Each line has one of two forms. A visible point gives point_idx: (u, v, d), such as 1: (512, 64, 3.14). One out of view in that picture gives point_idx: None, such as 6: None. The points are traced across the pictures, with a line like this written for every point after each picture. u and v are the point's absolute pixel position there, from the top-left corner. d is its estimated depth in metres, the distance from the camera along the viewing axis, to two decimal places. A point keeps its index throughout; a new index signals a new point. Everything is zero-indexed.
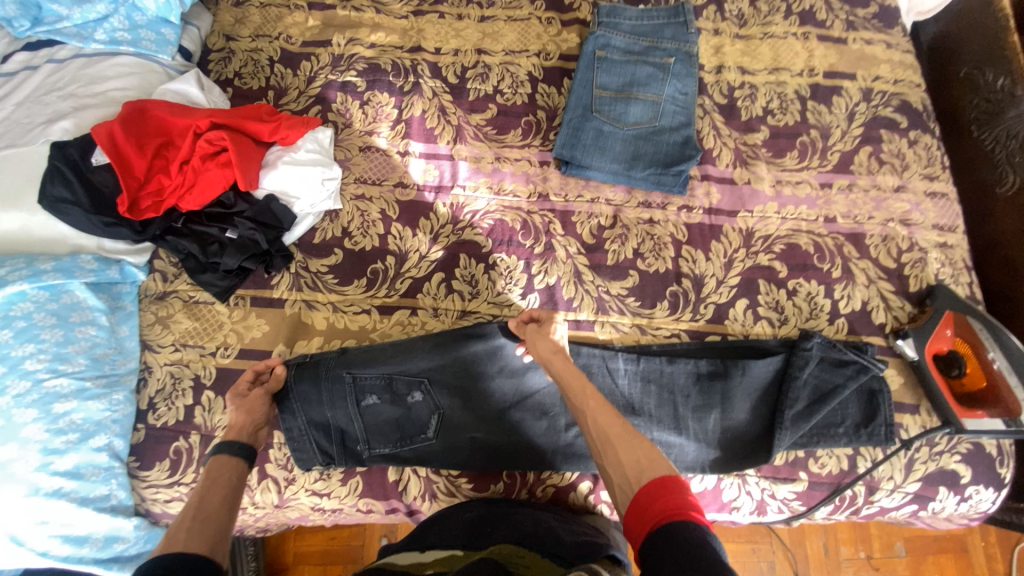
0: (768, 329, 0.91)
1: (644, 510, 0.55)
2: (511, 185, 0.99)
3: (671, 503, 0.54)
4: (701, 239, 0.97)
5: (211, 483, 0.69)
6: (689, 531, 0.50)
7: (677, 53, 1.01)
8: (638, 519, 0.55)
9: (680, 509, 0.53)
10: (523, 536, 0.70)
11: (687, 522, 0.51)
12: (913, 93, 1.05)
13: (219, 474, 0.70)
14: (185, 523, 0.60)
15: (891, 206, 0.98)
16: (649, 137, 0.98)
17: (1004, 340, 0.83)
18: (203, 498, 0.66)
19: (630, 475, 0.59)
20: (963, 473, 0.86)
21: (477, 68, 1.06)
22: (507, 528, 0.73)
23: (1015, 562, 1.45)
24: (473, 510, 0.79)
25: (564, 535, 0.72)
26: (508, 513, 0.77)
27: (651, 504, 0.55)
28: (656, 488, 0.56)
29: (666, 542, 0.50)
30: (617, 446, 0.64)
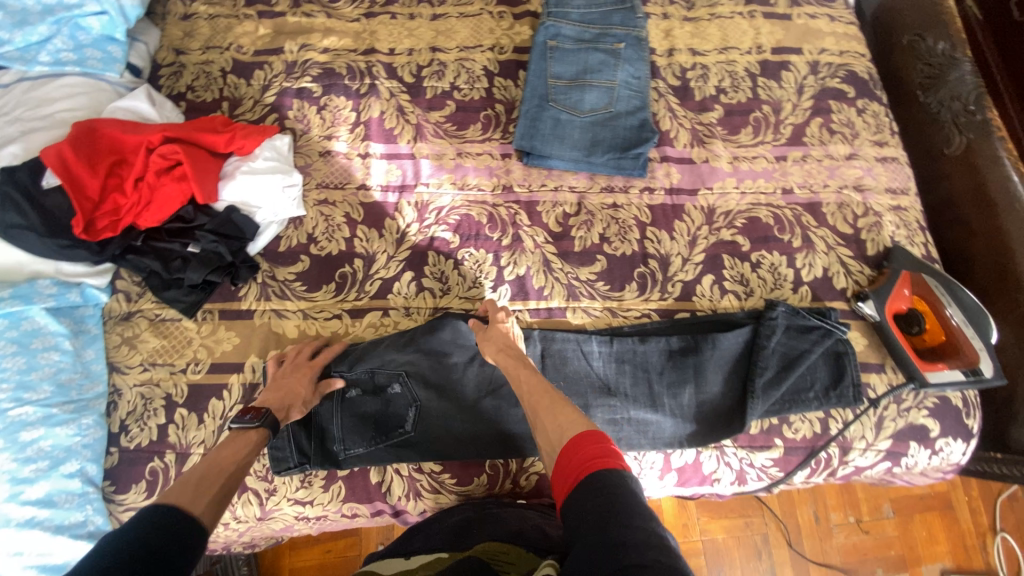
0: (735, 302, 0.93)
1: (567, 467, 0.59)
2: (475, 180, 0.99)
3: (591, 454, 0.59)
4: (664, 219, 0.98)
5: (237, 451, 0.70)
6: (608, 479, 0.55)
7: (627, 38, 1.02)
8: (563, 476, 0.60)
9: (596, 461, 0.58)
10: (510, 532, 0.71)
11: (606, 469, 0.57)
12: (858, 64, 1.08)
13: (244, 445, 0.71)
14: (197, 485, 0.62)
15: (844, 173, 1.00)
16: (606, 123, 0.99)
17: (959, 295, 0.86)
18: (224, 464, 0.67)
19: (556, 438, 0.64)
20: (932, 427, 0.89)
21: (433, 66, 1.06)
22: (492, 526, 0.74)
23: (999, 513, 1.51)
24: (459, 513, 0.79)
25: (551, 530, 0.73)
26: (493, 512, 0.77)
27: (572, 460, 0.59)
28: (576, 443, 0.61)
29: (588, 495, 0.55)
30: (545, 418, 0.68)
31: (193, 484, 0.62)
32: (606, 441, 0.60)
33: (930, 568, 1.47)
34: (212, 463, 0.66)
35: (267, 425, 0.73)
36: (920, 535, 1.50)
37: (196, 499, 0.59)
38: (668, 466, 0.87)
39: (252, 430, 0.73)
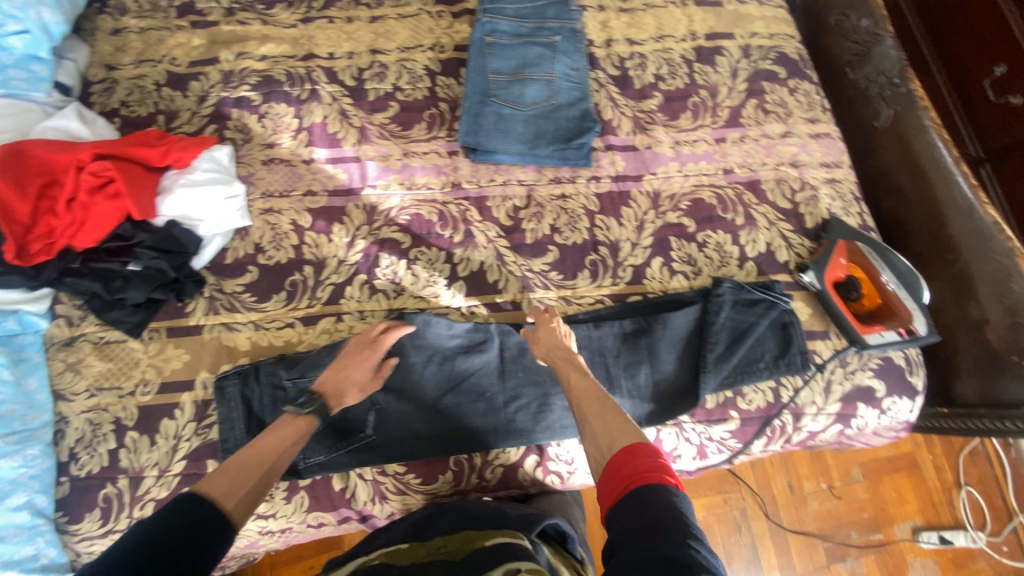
0: (685, 282, 0.96)
1: (614, 474, 0.59)
2: (423, 179, 0.99)
3: (641, 466, 0.58)
4: (612, 206, 1.00)
5: (278, 440, 0.68)
6: (658, 495, 0.55)
7: (563, 31, 1.04)
8: (609, 483, 0.60)
9: (647, 474, 0.57)
10: (470, 518, 0.75)
11: (657, 483, 0.56)
12: (788, 45, 1.12)
13: (289, 434, 0.69)
14: (237, 471, 0.61)
15: (780, 151, 1.04)
16: (548, 115, 1.00)
17: (891, 260, 0.90)
18: (264, 452, 0.66)
19: (605, 444, 0.64)
20: (878, 387, 0.92)
21: (374, 68, 1.06)
22: (451, 517, 0.76)
23: (960, 468, 1.62)
24: (422, 511, 0.79)
25: (510, 512, 0.77)
26: (452, 506, 0.80)
27: (620, 470, 0.59)
28: (626, 453, 0.60)
29: (637, 508, 0.54)
30: (593, 423, 0.68)
31: (230, 472, 0.61)
32: (658, 456, 0.60)
33: (901, 526, 1.56)
34: (253, 450, 0.65)
35: (315, 412, 0.73)
36: (889, 495, 1.58)
37: (230, 490, 0.58)
38: None
39: (301, 419, 0.72)
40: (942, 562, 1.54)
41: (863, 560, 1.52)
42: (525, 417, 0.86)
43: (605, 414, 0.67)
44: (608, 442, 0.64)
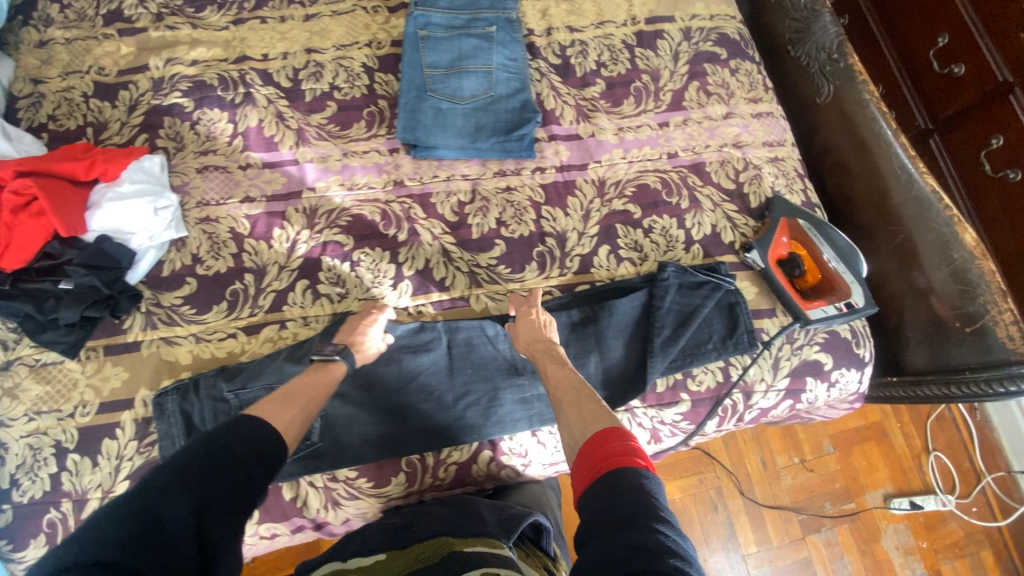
0: (631, 269, 0.96)
1: (588, 459, 0.61)
2: (364, 178, 0.97)
3: (614, 451, 0.60)
4: (558, 197, 1.00)
5: (316, 381, 0.75)
6: (628, 478, 0.56)
7: (498, 21, 1.02)
8: (583, 469, 0.61)
9: (618, 458, 0.59)
10: (453, 519, 0.77)
11: (628, 467, 0.58)
12: (729, 26, 1.12)
13: (321, 379, 0.75)
14: (283, 403, 0.70)
15: (723, 133, 1.04)
16: (488, 108, 0.98)
17: (829, 236, 0.90)
18: (304, 388, 0.73)
19: (579, 432, 0.67)
20: (826, 361, 0.94)
21: (309, 67, 1.03)
22: (430, 521, 0.77)
23: (927, 434, 1.66)
24: (401, 516, 0.80)
25: (488, 514, 0.79)
26: (429, 511, 0.80)
27: (593, 456, 0.61)
28: (599, 439, 0.63)
29: (608, 493, 0.56)
30: (569, 411, 0.70)
31: (273, 408, 0.68)
32: (630, 441, 0.62)
33: (873, 495, 1.59)
34: (293, 388, 0.72)
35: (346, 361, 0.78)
36: (860, 465, 1.62)
37: (277, 419, 0.67)
38: None
39: (333, 365, 0.77)
40: (914, 527, 1.58)
41: (837, 530, 1.55)
42: (475, 413, 0.86)
43: (580, 402, 0.69)
44: (583, 429, 0.66)
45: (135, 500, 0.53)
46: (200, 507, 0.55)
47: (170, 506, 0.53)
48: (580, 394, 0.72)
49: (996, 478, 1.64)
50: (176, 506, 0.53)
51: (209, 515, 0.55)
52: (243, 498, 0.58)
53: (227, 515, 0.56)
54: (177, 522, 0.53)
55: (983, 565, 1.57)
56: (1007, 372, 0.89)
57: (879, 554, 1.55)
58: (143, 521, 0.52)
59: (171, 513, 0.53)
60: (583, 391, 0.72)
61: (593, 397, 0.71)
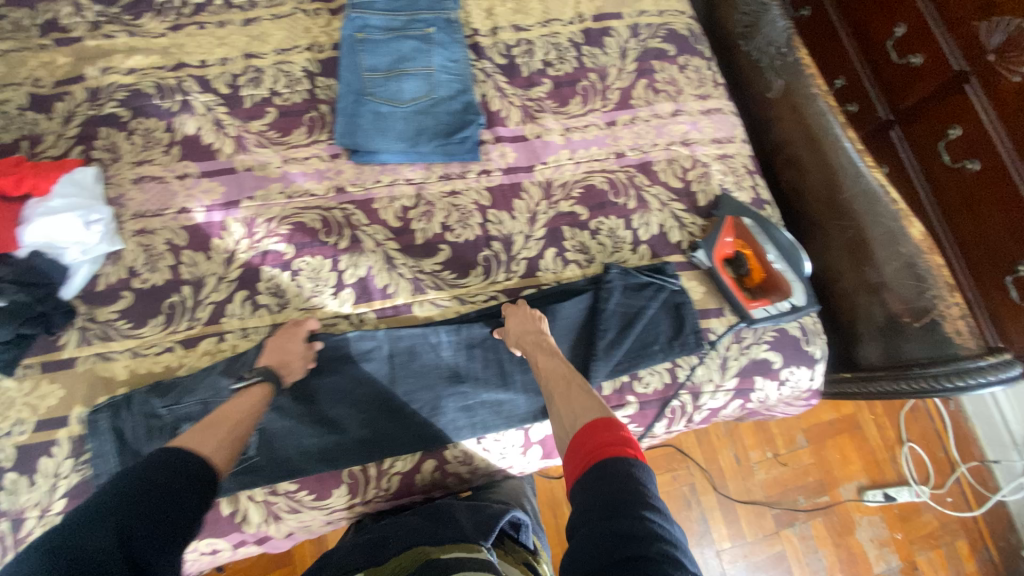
0: (578, 271, 0.95)
1: (579, 449, 0.63)
2: (305, 186, 0.95)
3: (603, 440, 0.61)
4: (504, 200, 0.98)
5: (244, 403, 0.74)
6: (617, 466, 0.57)
7: (437, 22, 1.00)
8: (575, 458, 0.63)
9: (608, 447, 0.60)
10: (429, 526, 0.79)
11: (617, 455, 0.59)
12: (678, 21, 1.11)
13: (250, 400, 0.75)
14: (208, 428, 0.68)
15: (671, 130, 1.03)
16: (429, 111, 0.96)
17: (773, 234, 0.90)
18: (233, 411, 0.72)
19: (571, 424, 0.68)
20: (775, 359, 0.93)
21: (248, 73, 1.01)
22: (406, 531, 0.79)
23: (901, 425, 1.66)
24: (375, 530, 0.82)
25: (465, 520, 0.82)
26: (407, 520, 0.82)
27: (585, 446, 0.62)
28: (588, 429, 0.64)
29: (597, 481, 0.57)
30: (559, 405, 0.73)
31: (203, 433, 0.67)
32: (620, 429, 0.63)
33: (846, 487, 1.59)
34: (220, 415, 0.71)
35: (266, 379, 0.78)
36: (834, 457, 1.62)
37: (203, 443, 0.65)
38: (529, 440, 0.89)
39: (256, 385, 0.77)
40: (888, 519, 1.58)
41: (811, 523, 1.55)
42: (417, 421, 0.85)
43: (570, 395, 0.72)
44: (574, 420, 0.68)
45: (53, 546, 0.51)
46: (127, 536, 0.53)
47: (90, 542, 0.51)
48: (572, 388, 0.74)
49: (970, 468, 1.63)
50: (100, 540, 0.52)
51: (138, 542, 0.53)
52: (176, 519, 0.57)
53: (158, 538, 0.54)
54: (100, 556, 0.51)
55: (958, 555, 1.57)
56: (962, 366, 0.87)
57: (854, 547, 1.55)
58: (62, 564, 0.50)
59: (94, 548, 0.51)
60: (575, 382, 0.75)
61: (584, 388, 0.74)
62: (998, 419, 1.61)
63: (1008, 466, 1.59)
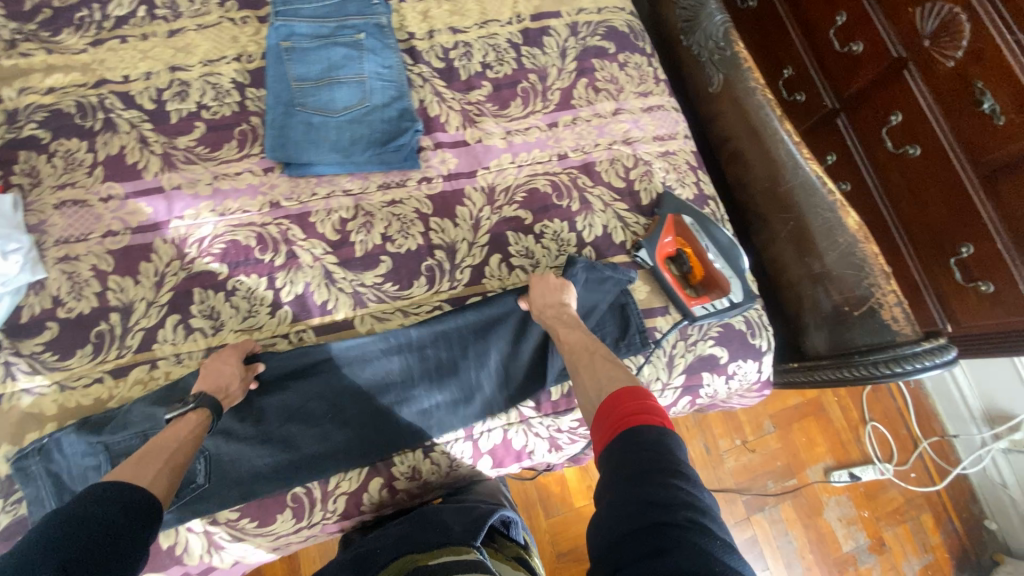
0: (523, 277, 0.94)
1: (606, 418, 0.61)
2: (238, 202, 0.92)
3: (631, 409, 0.60)
4: (446, 207, 0.96)
5: (179, 432, 0.69)
6: (645, 435, 0.56)
7: (367, 27, 0.98)
8: (601, 427, 0.62)
9: (636, 415, 0.59)
10: (415, 533, 0.81)
11: (646, 424, 0.57)
12: (617, 18, 1.11)
13: (186, 427, 0.69)
14: (144, 458, 0.64)
15: (613, 129, 1.03)
16: (363, 119, 0.94)
17: (712, 234, 0.92)
18: (168, 440, 0.67)
19: (596, 394, 0.67)
20: (721, 354, 0.93)
21: (174, 87, 0.98)
22: (390, 541, 0.80)
23: (864, 406, 1.65)
24: (361, 545, 0.82)
25: (451, 520, 0.83)
26: (394, 528, 0.83)
27: (612, 414, 0.61)
28: (616, 399, 0.62)
29: (624, 449, 0.56)
30: (584, 376, 0.71)
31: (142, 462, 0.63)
32: (650, 400, 0.61)
33: (813, 469, 1.57)
34: (156, 443, 0.66)
35: (209, 406, 0.72)
36: (800, 441, 1.60)
37: (142, 472, 0.61)
38: (478, 451, 0.88)
39: (190, 413, 0.71)
40: (855, 497, 1.57)
41: (780, 507, 1.53)
42: (372, 428, 0.84)
43: (596, 364, 0.71)
44: (600, 391, 0.67)
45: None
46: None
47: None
48: (598, 359, 0.73)
49: (932, 443, 1.63)
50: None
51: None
52: (113, 557, 0.54)
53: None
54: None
55: (923, 529, 1.56)
56: (899, 353, 0.89)
57: (823, 527, 1.53)
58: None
59: None
60: (600, 352, 0.74)
61: (610, 359, 0.73)
62: (956, 394, 1.61)
63: (968, 440, 1.60)
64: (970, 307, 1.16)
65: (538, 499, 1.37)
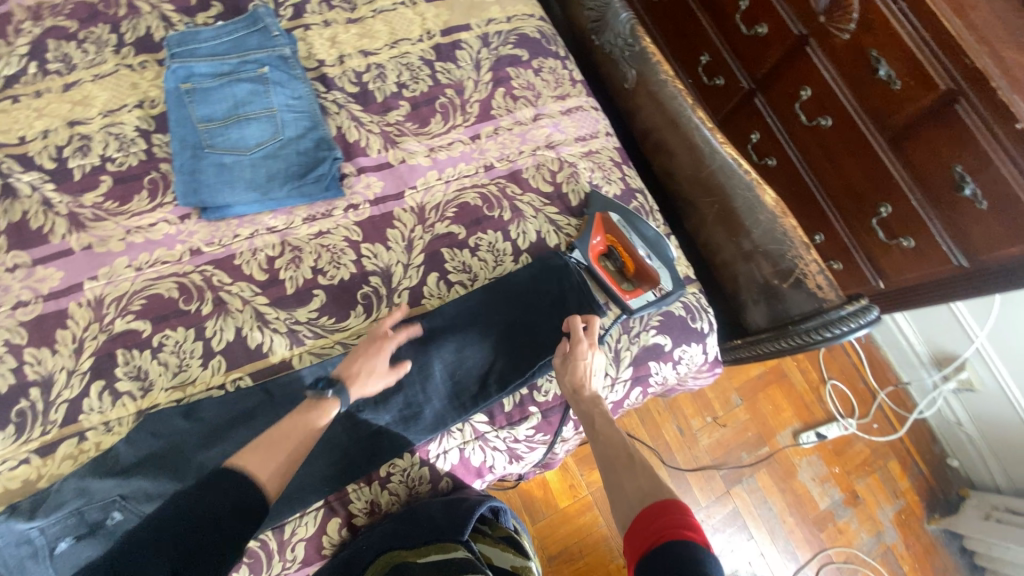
0: (463, 292, 0.95)
1: (646, 529, 0.63)
2: (158, 254, 0.89)
3: (667, 521, 0.62)
4: (376, 232, 0.95)
5: (303, 420, 0.74)
6: (680, 546, 0.58)
7: (271, 60, 0.96)
8: (640, 536, 0.63)
9: (673, 528, 0.61)
10: (403, 526, 0.78)
11: (681, 537, 0.59)
12: (527, 25, 1.13)
13: (317, 414, 0.75)
14: (268, 451, 0.69)
15: (535, 135, 1.05)
16: (279, 153, 0.92)
17: (638, 227, 0.97)
18: (297, 431, 0.73)
19: (634, 499, 0.69)
20: (665, 342, 0.96)
21: (75, 142, 0.93)
22: (377, 534, 0.78)
23: (822, 365, 1.69)
24: (350, 539, 0.81)
25: (437, 510, 0.80)
26: (380, 521, 0.81)
27: (650, 523, 0.63)
28: (654, 510, 0.65)
29: (659, 556, 0.58)
30: (622, 475, 0.74)
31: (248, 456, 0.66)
32: (690, 517, 0.62)
33: (783, 434, 1.60)
34: (285, 431, 0.72)
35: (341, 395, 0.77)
36: (767, 409, 1.62)
37: (261, 470, 0.66)
38: (438, 473, 0.87)
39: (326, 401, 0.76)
40: (825, 455, 1.61)
41: (756, 476, 1.55)
42: (322, 463, 0.81)
43: (633, 468, 0.73)
44: (638, 498, 0.68)
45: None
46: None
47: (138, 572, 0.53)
48: (630, 460, 0.75)
49: (888, 393, 1.69)
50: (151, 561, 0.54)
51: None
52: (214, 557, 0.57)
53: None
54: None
55: (892, 476, 1.62)
56: (828, 318, 0.93)
57: (799, 488, 1.56)
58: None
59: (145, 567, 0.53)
60: (631, 450, 0.77)
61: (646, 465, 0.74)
62: (904, 342, 1.67)
63: (920, 385, 1.67)
64: (896, 262, 1.23)
65: (522, 506, 1.37)
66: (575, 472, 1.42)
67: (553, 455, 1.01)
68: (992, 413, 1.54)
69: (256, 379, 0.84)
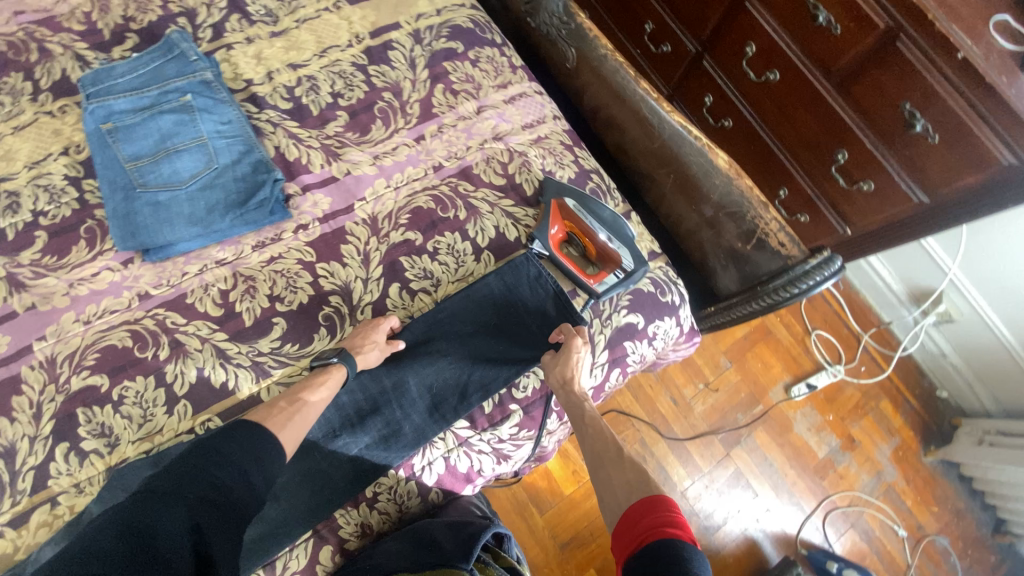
0: (428, 299, 0.93)
1: (634, 528, 0.65)
2: (106, 303, 0.85)
3: (651, 520, 0.64)
4: (330, 250, 0.92)
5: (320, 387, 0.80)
6: (662, 543, 0.59)
7: (192, 86, 0.92)
8: (628, 535, 0.65)
9: (657, 527, 0.62)
10: (410, 552, 0.76)
11: (664, 534, 0.61)
12: (459, 16, 1.10)
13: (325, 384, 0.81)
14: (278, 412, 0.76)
15: (480, 128, 1.03)
16: (216, 182, 0.89)
17: (595, 210, 0.94)
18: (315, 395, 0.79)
19: (624, 498, 0.72)
20: (637, 321, 0.95)
21: (3, 199, 0.89)
22: (383, 556, 0.77)
23: (804, 317, 1.71)
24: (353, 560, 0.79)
25: (444, 536, 0.78)
26: (386, 543, 0.79)
27: (636, 524, 0.65)
28: (641, 509, 0.66)
29: (642, 554, 0.60)
30: (610, 469, 0.78)
31: (258, 430, 0.71)
32: (676, 514, 0.64)
33: (775, 391, 1.62)
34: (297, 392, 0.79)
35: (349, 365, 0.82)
36: (755, 367, 1.64)
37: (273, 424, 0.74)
38: (425, 486, 0.86)
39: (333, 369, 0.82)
40: (818, 405, 1.63)
41: (754, 435, 1.56)
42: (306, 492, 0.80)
43: (620, 464, 0.77)
44: (627, 495, 0.72)
45: (109, 529, 0.54)
46: (192, 523, 0.58)
47: (160, 523, 0.56)
48: (614, 453, 0.79)
49: (871, 335, 1.71)
50: (179, 493, 0.60)
51: (202, 530, 0.59)
52: (232, 507, 0.63)
53: (222, 535, 0.60)
54: (169, 538, 0.55)
55: (885, 416, 1.65)
56: (794, 273, 0.92)
57: (797, 441, 1.58)
58: (130, 540, 0.54)
59: (173, 499, 0.59)
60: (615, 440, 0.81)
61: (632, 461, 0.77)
62: (881, 284, 1.69)
63: (902, 322, 1.69)
64: (860, 208, 1.22)
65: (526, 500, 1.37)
66: (575, 459, 1.42)
67: (542, 448, 1.00)
68: (971, 339, 1.57)
69: (226, 417, 0.82)
